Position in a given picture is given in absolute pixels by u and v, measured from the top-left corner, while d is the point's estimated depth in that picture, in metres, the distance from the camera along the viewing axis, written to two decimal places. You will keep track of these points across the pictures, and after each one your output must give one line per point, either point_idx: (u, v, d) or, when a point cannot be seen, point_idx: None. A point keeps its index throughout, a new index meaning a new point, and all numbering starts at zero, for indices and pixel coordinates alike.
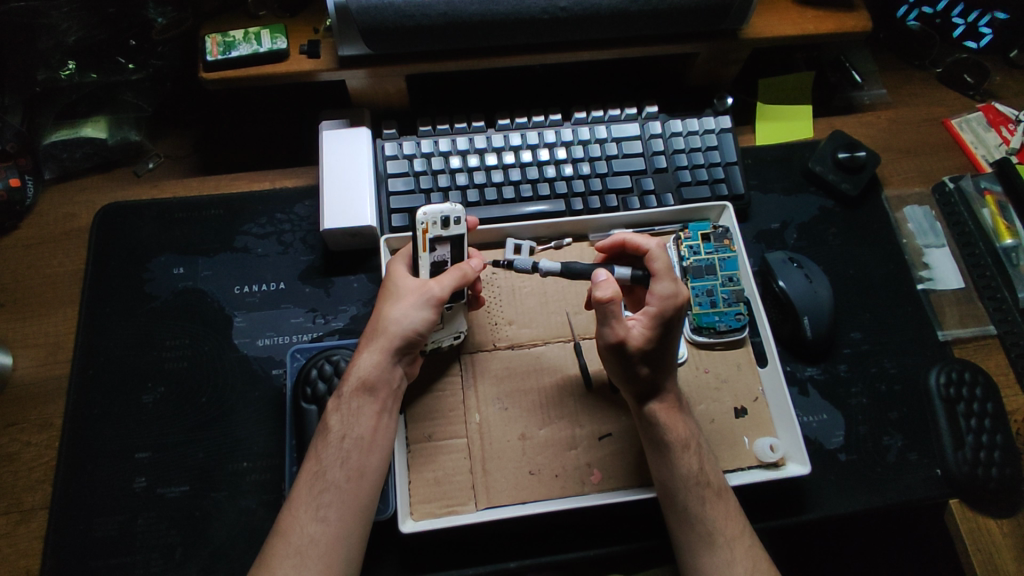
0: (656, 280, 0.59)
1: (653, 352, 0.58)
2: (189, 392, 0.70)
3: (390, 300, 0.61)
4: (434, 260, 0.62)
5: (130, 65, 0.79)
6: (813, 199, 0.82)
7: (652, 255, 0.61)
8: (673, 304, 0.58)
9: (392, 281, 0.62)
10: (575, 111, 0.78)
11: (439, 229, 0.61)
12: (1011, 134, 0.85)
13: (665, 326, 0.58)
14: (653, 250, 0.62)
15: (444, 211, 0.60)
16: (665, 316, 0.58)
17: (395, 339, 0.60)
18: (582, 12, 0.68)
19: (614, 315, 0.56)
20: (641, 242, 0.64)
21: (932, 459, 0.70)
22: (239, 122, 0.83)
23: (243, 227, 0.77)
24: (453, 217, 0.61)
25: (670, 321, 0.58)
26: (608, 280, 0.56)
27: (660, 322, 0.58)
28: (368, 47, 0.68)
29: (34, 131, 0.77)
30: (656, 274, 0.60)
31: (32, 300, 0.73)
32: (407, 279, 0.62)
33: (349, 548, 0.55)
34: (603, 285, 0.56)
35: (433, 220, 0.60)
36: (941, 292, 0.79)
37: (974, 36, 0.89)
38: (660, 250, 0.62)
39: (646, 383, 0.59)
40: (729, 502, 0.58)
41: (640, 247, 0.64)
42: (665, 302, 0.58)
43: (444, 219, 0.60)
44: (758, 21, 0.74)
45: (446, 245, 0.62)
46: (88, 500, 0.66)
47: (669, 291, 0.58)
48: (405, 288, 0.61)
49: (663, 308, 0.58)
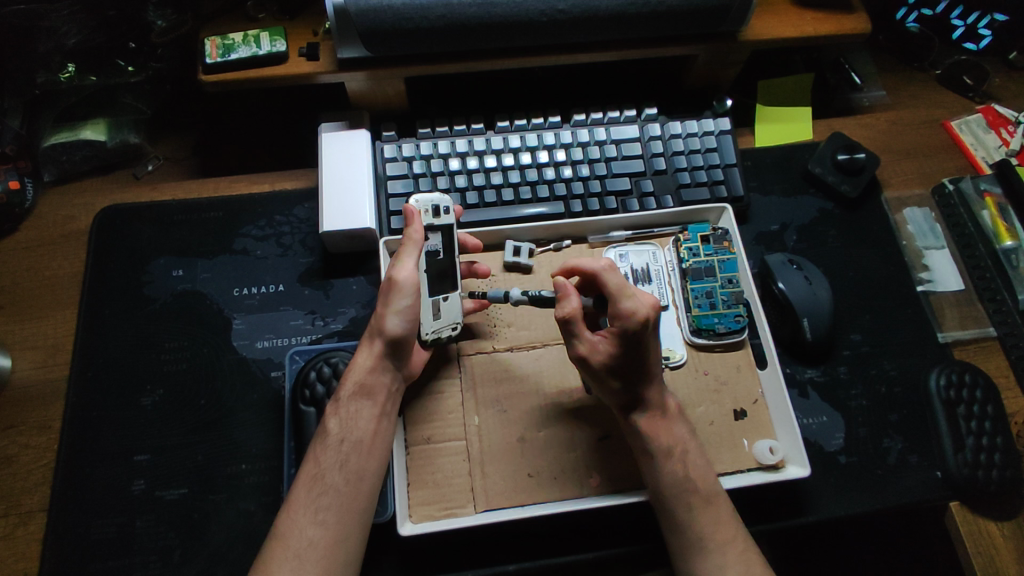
0: (611, 303, 0.57)
1: (626, 368, 0.58)
2: (188, 394, 0.70)
3: (390, 298, 0.60)
4: (427, 249, 0.65)
5: (129, 68, 0.79)
6: (813, 201, 0.81)
7: (602, 277, 0.59)
8: (630, 323, 0.56)
9: (394, 274, 0.60)
10: (575, 113, 0.78)
11: (429, 217, 0.65)
12: (1011, 135, 0.85)
13: (626, 343, 0.57)
14: (602, 270, 0.60)
15: (433, 200, 0.65)
16: (622, 337, 0.56)
17: (385, 342, 0.60)
18: (581, 14, 0.68)
19: (574, 331, 0.58)
20: (592, 265, 0.61)
21: (932, 461, 0.70)
22: (238, 125, 0.83)
23: (242, 229, 0.77)
24: (442, 207, 0.66)
25: (630, 339, 0.56)
26: (570, 296, 0.59)
27: (621, 342, 0.57)
28: (367, 50, 0.68)
29: (34, 133, 0.78)
30: (610, 295, 0.58)
31: (30, 302, 0.73)
32: (411, 277, 0.60)
33: (348, 550, 0.55)
34: (565, 301, 0.58)
35: (424, 208, 0.65)
36: (941, 294, 0.78)
37: (973, 37, 0.89)
38: (608, 270, 0.59)
39: (626, 395, 0.59)
40: (720, 508, 0.58)
41: (591, 269, 0.62)
42: (621, 325, 0.56)
43: (433, 209, 0.65)
44: (757, 23, 0.74)
45: (438, 235, 0.65)
46: (86, 502, 0.66)
47: (626, 314, 0.56)
48: (407, 288, 0.60)
49: (619, 330, 0.56)
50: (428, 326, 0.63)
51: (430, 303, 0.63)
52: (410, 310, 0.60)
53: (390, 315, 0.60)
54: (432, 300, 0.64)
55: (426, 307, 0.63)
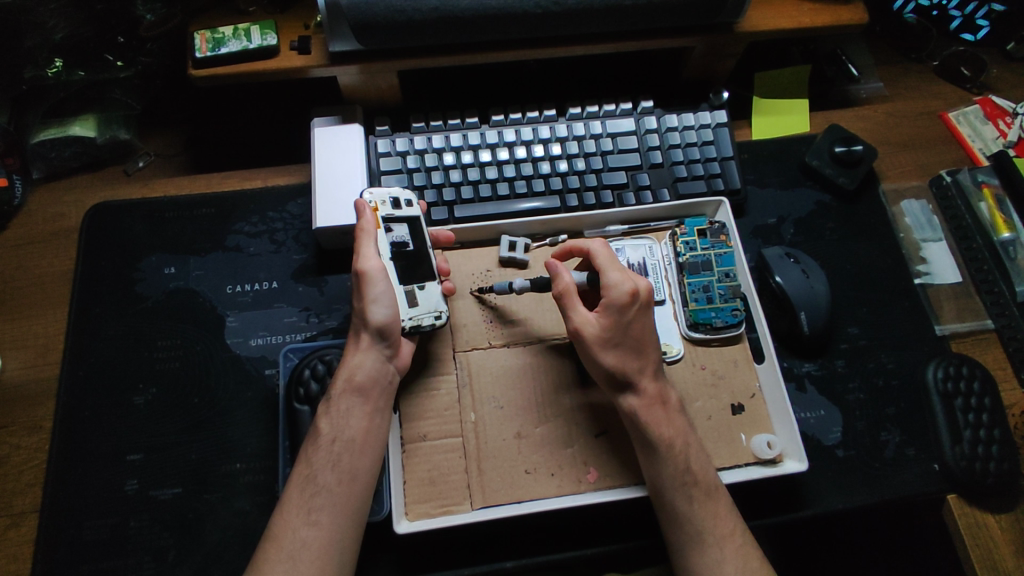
0: (602, 275, 0.61)
1: (617, 341, 0.59)
2: (181, 393, 0.70)
3: (363, 289, 0.60)
4: (393, 240, 0.64)
5: (118, 63, 0.78)
6: (810, 193, 0.81)
7: (594, 250, 0.63)
8: (622, 293, 0.59)
9: (359, 265, 0.60)
10: (569, 106, 0.78)
11: (389, 208, 0.64)
12: (1009, 127, 0.85)
13: (618, 316, 0.59)
14: (592, 247, 0.64)
15: (392, 192, 0.65)
16: (615, 303, 0.59)
17: (371, 331, 0.61)
18: (576, 6, 0.67)
19: (567, 307, 0.60)
20: (589, 243, 0.66)
21: (929, 454, 0.70)
22: (229, 120, 0.82)
23: (235, 226, 0.76)
24: (402, 199, 0.65)
25: (620, 311, 0.59)
26: (561, 274, 0.62)
27: (614, 312, 0.59)
28: (359, 43, 0.67)
29: (22, 130, 0.77)
30: (601, 267, 0.62)
31: (20, 301, 0.73)
32: (376, 266, 0.61)
33: (342, 551, 0.54)
34: (557, 279, 0.61)
35: (381, 200, 0.64)
36: (939, 287, 0.78)
37: (970, 28, 0.89)
38: (601, 247, 0.63)
39: (616, 372, 0.59)
40: (720, 502, 0.58)
41: (582, 250, 0.65)
42: (614, 293, 0.59)
43: (392, 200, 0.65)
44: (754, 14, 0.74)
45: (404, 226, 0.64)
46: (78, 503, 0.65)
47: (615, 280, 0.60)
48: (375, 276, 0.60)
49: (613, 299, 0.59)
50: (406, 313, 0.62)
51: (405, 291, 0.63)
52: (386, 298, 0.61)
53: (369, 304, 0.61)
54: (407, 289, 0.63)
55: (400, 295, 0.62)
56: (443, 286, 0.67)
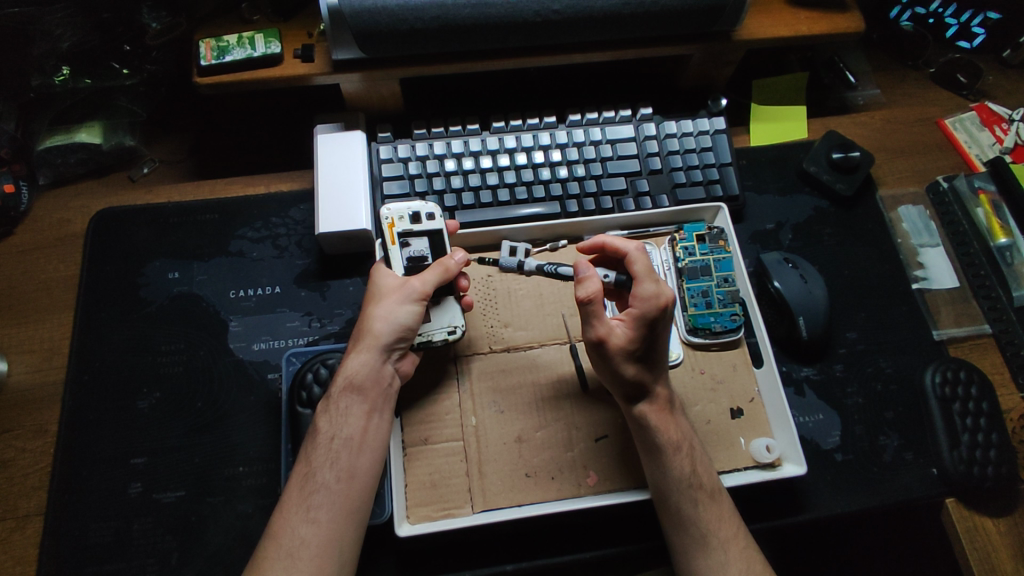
0: (637, 282, 0.59)
1: (640, 352, 0.58)
2: (185, 397, 0.70)
3: (394, 296, 0.62)
4: (410, 255, 0.66)
5: (124, 70, 0.79)
6: (808, 199, 0.82)
7: (630, 258, 0.61)
8: (657, 305, 0.58)
9: (412, 280, 0.62)
10: (570, 113, 0.78)
11: (407, 223, 0.66)
12: (1005, 133, 0.85)
13: (647, 326, 0.58)
14: (631, 252, 0.62)
15: (411, 207, 0.66)
16: (647, 317, 0.58)
17: (391, 336, 0.61)
18: (575, 14, 0.68)
19: (594, 315, 0.58)
20: (620, 246, 0.63)
21: (928, 458, 0.70)
22: (233, 127, 0.83)
23: (238, 231, 0.77)
24: (423, 213, 0.67)
25: (652, 322, 0.58)
26: (589, 278, 0.58)
27: (643, 324, 0.58)
28: (362, 51, 0.68)
29: (28, 136, 0.77)
30: (636, 276, 0.60)
31: (25, 306, 0.73)
32: (430, 293, 0.62)
33: (343, 549, 0.55)
34: (585, 283, 0.58)
35: (399, 215, 0.66)
36: (936, 292, 0.79)
37: (967, 36, 0.90)
38: (638, 253, 0.62)
39: (633, 382, 0.59)
40: (722, 503, 0.58)
41: (619, 250, 0.64)
42: (648, 304, 0.58)
43: (411, 215, 0.66)
44: (751, 22, 0.75)
45: (423, 240, 0.66)
46: (82, 506, 0.66)
47: (651, 293, 0.58)
48: (416, 293, 0.62)
49: (646, 310, 0.58)
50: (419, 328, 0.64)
51: None
52: (413, 311, 0.62)
53: (402, 312, 0.61)
54: None
55: None
56: (461, 300, 0.66)
